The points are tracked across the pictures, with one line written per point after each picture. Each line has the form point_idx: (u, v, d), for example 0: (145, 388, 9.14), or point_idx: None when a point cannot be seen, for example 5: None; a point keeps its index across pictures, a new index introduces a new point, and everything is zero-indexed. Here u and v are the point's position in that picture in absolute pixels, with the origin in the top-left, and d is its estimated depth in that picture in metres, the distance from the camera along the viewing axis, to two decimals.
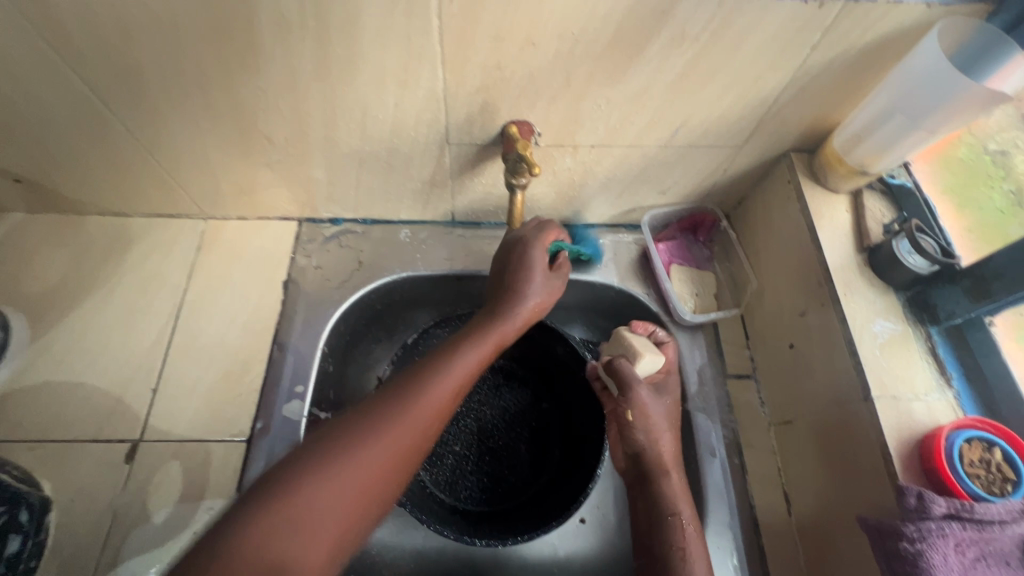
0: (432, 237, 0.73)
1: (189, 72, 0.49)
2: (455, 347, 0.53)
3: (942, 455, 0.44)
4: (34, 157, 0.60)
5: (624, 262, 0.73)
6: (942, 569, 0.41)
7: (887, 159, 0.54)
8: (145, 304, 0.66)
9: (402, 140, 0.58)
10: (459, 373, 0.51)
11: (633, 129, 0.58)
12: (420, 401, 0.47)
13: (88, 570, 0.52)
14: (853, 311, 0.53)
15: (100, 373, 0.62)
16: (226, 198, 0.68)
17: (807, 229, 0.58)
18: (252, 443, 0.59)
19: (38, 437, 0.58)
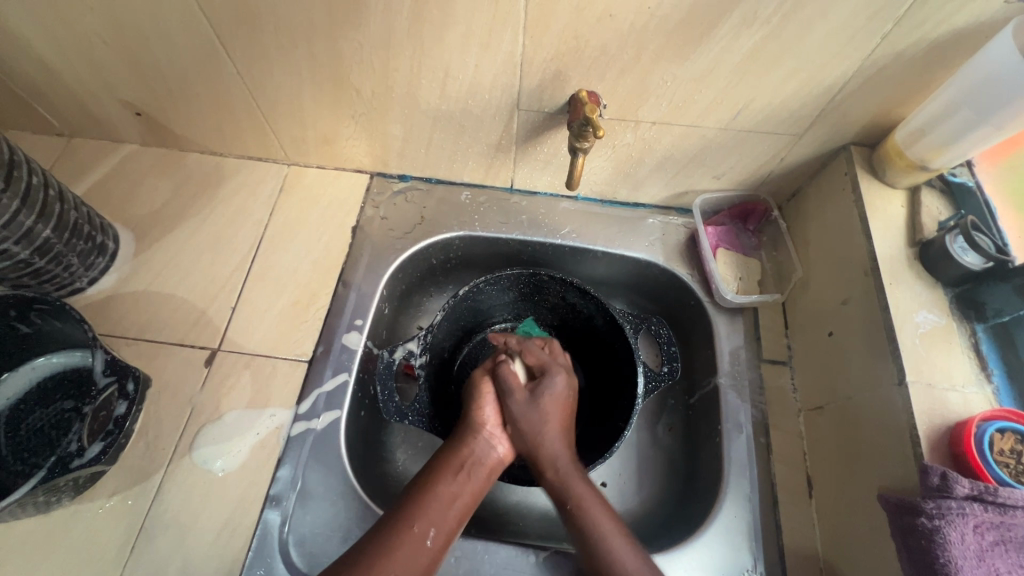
0: (490, 201, 0.78)
1: (300, 22, 0.55)
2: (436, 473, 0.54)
3: (970, 441, 0.45)
4: (155, 93, 0.68)
5: (671, 242, 0.76)
6: (957, 546, 0.42)
7: (949, 154, 0.54)
8: (231, 233, 0.74)
9: (477, 101, 0.63)
10: (459, 485, 0.53)
11: (694, 108, 0.60)
12: (419, 517, 0.50)
13: (167, 451, 0.60)
14: (897, 300, 0.54)
15: (189, 288, 0.70)
16: (310, 145, 0.74)
17: (859, 219, 0.59)
18: (313, 364, 0.65)
19: (136, 335, 0.66)
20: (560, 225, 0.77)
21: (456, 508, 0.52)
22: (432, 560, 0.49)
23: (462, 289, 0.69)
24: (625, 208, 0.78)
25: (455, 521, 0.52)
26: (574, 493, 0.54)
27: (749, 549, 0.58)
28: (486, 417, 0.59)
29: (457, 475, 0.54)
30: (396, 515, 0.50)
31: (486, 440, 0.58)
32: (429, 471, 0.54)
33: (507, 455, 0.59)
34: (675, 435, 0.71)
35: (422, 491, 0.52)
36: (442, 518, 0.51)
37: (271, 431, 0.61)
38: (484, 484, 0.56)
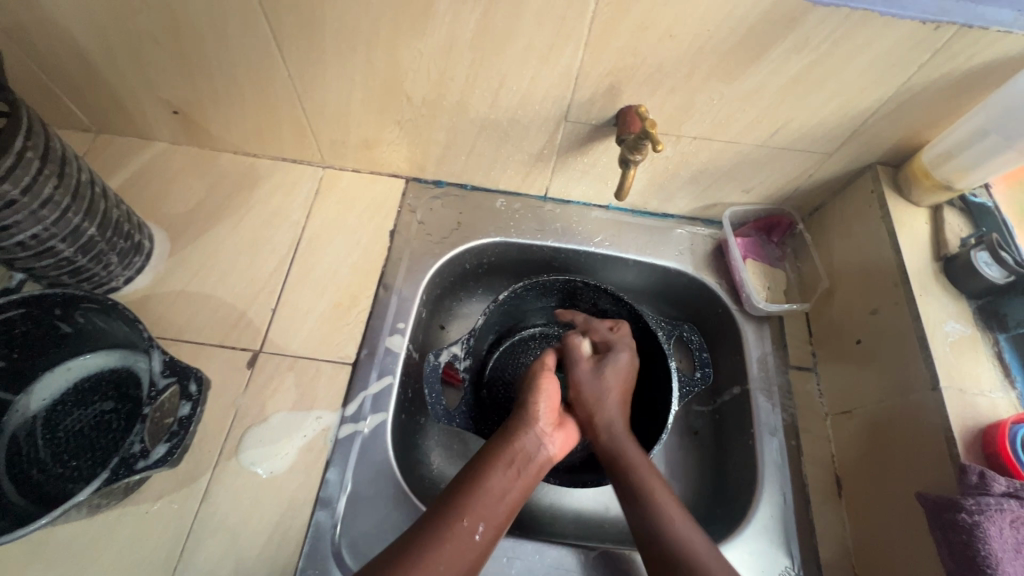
0: (525, 209, 0.79)
1: (363, 29, 0.56)
2: (491, 463, 0.53)
3: (1006, 442, 0.48)
4: (196, 93, 0.68)
5: (699, 252, 0.78)
6: (997, 540, 0.45)
7: (971, 177, 0.59)
8: (269, 234, 0.74)
9: (526, 112, 0.64)
10: (509, 480, 0.53)
11: (735, 126, 0.63)
12: (474, 505, 0.50)
13: (213, 453, 0.59)
14: (927, 311, 0.57)
15: (228, 289, 0.69)
16: (350, 149, 0.75)
17: (888, 234, 0.63)
18: (357, 367, 0.65)
19: (175, 336, 0.65)
20: (593, 233, 0.79)
21: (508, 503, 0.52)
22: (480, 555, 0.49)
23: (502, 294, 0.71)
24: (655, 219, 0.81)
25: (504, 516, 0.51)
26: (639, 465, 0.57)
27: (786, 549, 0.60)
28: (538, 412, 0.58)
29: (509, 469, 0.53)
30: (446, 508, 0.49)
31: (538, 435, 0.56)
32: (481, 465, 0.53)
33: (557, 454, 0.58)
34: (704, 438, 0.74)
35: (472, 484, 0.51)
36: (493, 513, 0.50)
37: (317, 433, 0.61)
38: (533, 481, 0.55)
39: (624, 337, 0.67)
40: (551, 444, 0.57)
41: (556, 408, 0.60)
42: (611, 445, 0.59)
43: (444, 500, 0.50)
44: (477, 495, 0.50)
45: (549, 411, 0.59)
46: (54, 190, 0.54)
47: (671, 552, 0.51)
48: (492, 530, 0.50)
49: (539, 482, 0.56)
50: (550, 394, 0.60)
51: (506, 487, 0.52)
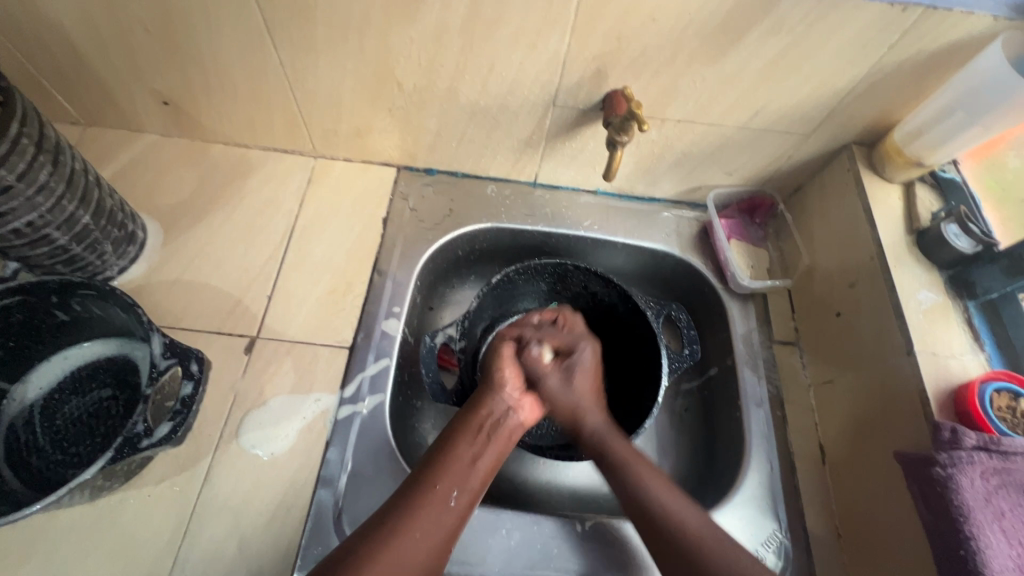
0: (515, 195, 0.81)
1: (354, 15, 0.57)
2: (460, 432, 0.55)
3: (975, 400, 0.51)
4: (187, 83, 0.68)
5: (685, 234, 0.81)
6: (968, 490, 0.47)
7: (940, 153, 0.62)
8: (262, 223, 0.74)
9: (515, 98, 0.66)
10: (483, 447, 0.54)
11: (717, 109, 0.65)
12: (446, 469, 0.51)
13: (213, 437, 0.60)
14: (901, 281, 0.60)
15: (223, 277, 0.70)
16: (341, 138, 0.76)
17: (864, 210, 0.66)
18: (354, 350, 0.67)
19: (171, 324, 0.66)
20: (582, 218, 0.80)
21: (480, 468, 0.53)
22: (457, 520, 0.49)
23: (495, 277, 0.72)
24: (641, 203, 0.83)
25: (479, 480, 0.52)
26: (614, 442, 0.59)
27: (773, 514, 0.62)
28: (505, 378, 0.60)
29: (478, 436, 0.55)
30: (419, 476, 0.51)
31: (506, 402, 0.59)
32: (451, 434, 0.55)
33: (529, 419, 0.60)
34: (694, 413, 0.76)
35: (443, 450, 0.53)
36: (469, 478, 0.52)
37: (317, 415, 0.62)
38: (504, 446, 0.56)
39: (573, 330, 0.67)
40: (522, 410, 0.59)
41: (523, 375, 0.63)
42: (596, 442, 0.59)
43: (419, 468, 0.52)
44: (447, 461, 0.52)
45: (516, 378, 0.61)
46: (48, 176, 0.54)
47: (649, 510, 0.53)
48: (467, 495, 0.51)
49: (510, 448, 0.57)
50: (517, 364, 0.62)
51: (474, 454, 0.53)
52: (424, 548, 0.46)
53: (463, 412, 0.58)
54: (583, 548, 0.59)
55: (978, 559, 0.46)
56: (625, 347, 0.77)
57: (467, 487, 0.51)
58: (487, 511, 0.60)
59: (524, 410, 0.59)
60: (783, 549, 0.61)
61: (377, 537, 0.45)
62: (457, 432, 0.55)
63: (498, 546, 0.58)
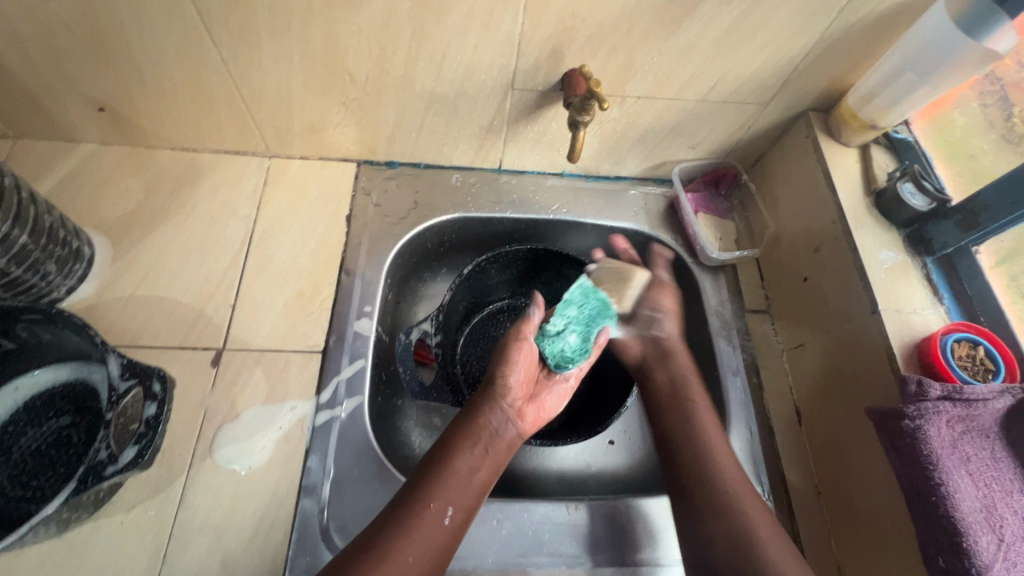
0: (481, 182, 0.80)
1: (297, 5, 0.54)
2: (459, 445, 0.54)
3: (937, 351, 0.53)
4: (123, 87, 0.64)
5: (653, 211, 0.81)
6: (936, 439, 0.49)
7: (892, 115, 0.64)
8: (219, 230, 0.71)
9: (473, 82, 0.64)
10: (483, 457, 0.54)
11: (676, 82, 0.65)
12: (445, 485, 0.51)
13: (186, 456, 0.57)
14: (863, 243, 0.62)
15: (182, 289, 0.66)
16: (295, 135, 0.73)
17: (823, 175, 0.67)
18: (327, 354, 0.65)
19: (130, 341, 0.63)
20: (550, 201, 0.80)
21: (477, 481, 0.53)
22: (453, 536, 0.49)
23: (466, 267, 0.72)
24: (609, 182, 0.82)
25: (476, 493, 0.52)
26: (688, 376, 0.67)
27: (756, 478, 0.64)
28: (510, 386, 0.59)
29: (477, 447, 0.54)
30: (414, 491, 0.50)
31: (505, 413, 0.58)
32: (448, 446, 0.54)
33: (525, 430, 0.60)
34: None
35: (440, 464, 0.52)
36: (469, 487, 0.52)
37: (294, 424, 0.60)
38: (502, 457, 0.56)
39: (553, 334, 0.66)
40: (521, 420, 0.59)
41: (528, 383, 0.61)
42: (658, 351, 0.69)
43: (416, 479, 0.51)
44: (445, 476, 0.51)
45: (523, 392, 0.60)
46: None
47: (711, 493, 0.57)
48: (465, 512, 0.50)
49: (508, 458, 0.57)
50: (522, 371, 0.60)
51: (471, 469, 0.53)
52: (422, 565, 0.46)
53: (463, 420, 0.56)
54: (575, 529, 0.60)
55: (948, 503, 0.47)
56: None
57: (464, 502, 0.51)
58: None
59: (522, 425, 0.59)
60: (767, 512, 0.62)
61: (370, 556, 0.45)
62: (455, 443, 0.54)
63: (490, 537, 0.58)
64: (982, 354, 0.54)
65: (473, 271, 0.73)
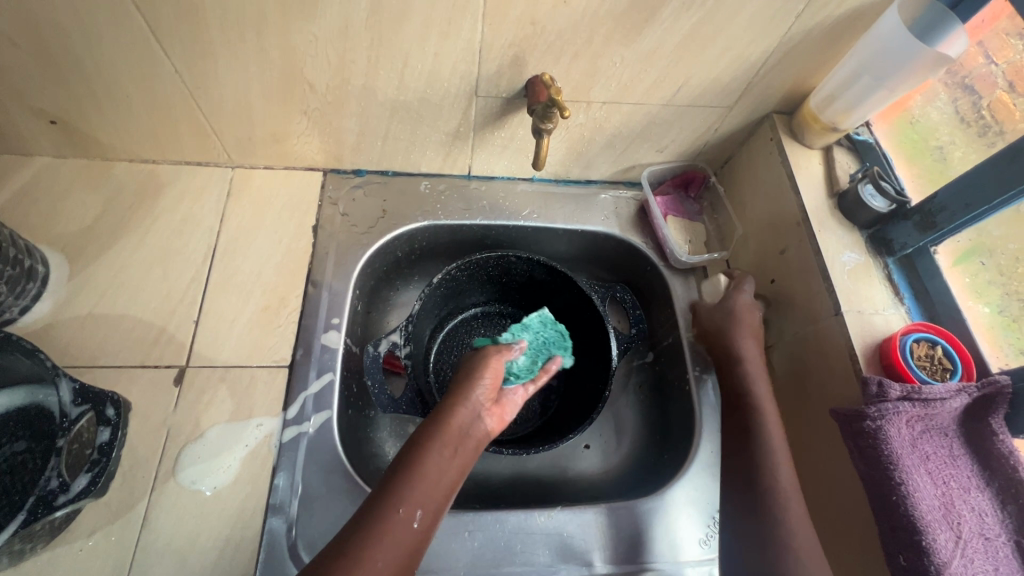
0: (450, 189, 0.79)
1: (250, 16, 0.53)
2: (425, 446, 0.49)
3: (897, 352, 0.54)
4: (74, 100, 0.62)
5: (623, 214, 0.81)
6: (896, 439, 0.50)
7: (853, 117, 0.64)
8: (181, 243, 0.69)
9: (436, 90, 0.63)
10: (450, 458, 0.49)
11: (641, 88, 0.65)
12: (410, 492, 0.46)
13: (149, 478, 0.56)
14: (826, 244, 0.62)
15: (142, 306, 0.65)
16: (258, 145, 0.71)
17: (788, 178, 0.68)
18: (294, 369, 0.64)
19: (87, 362, 0.61)
20: (520, 207, 0.79)
21: (445, 483, 0.49)
22: (421, 542, 0.46)
23: (437, 276, 0.71)
24: (579, 186, 0.82)
25: (444, 496, 0.48)
26: (754, 385, 0.62)
27: None
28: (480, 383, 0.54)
29: (444, 449, 0.50)
30: (378, 499, 0.46)
31: (474, 409, 0.53)
32: (413, 448, 0.49)
33: (495, 426, 0.54)
34: (648, 390, 0.77)
35: (405, 468, 0.48)
36: (433, 492, 0.48)
37: (260, 441, 0.59)
38: (471, 456, 0.52)
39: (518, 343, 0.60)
40: (490, 416, 0.54)
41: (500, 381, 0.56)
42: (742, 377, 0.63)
43: (380, 484, 0.47)
44: (410, 483, 0.47)
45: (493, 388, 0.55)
46: None
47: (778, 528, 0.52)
48: (430, 517, 0.47)
49: (478, 456, 0.53)
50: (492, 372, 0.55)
51: (438, 473, 0.48)
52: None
53: (430, 420, 0.51)
54: (548, 537, 0.60)
55: (908, 502, 0.48)
56: (574, 333, 0.77)
57: (430, 508, 0.47)
58: (446, 515, 0.59)
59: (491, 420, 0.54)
60: None
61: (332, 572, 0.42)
62: (421, 445, 0.49)
63: (461, 549, 0.58)
64: (941, 354, 0.55)
65: (444, 280, 0.72)
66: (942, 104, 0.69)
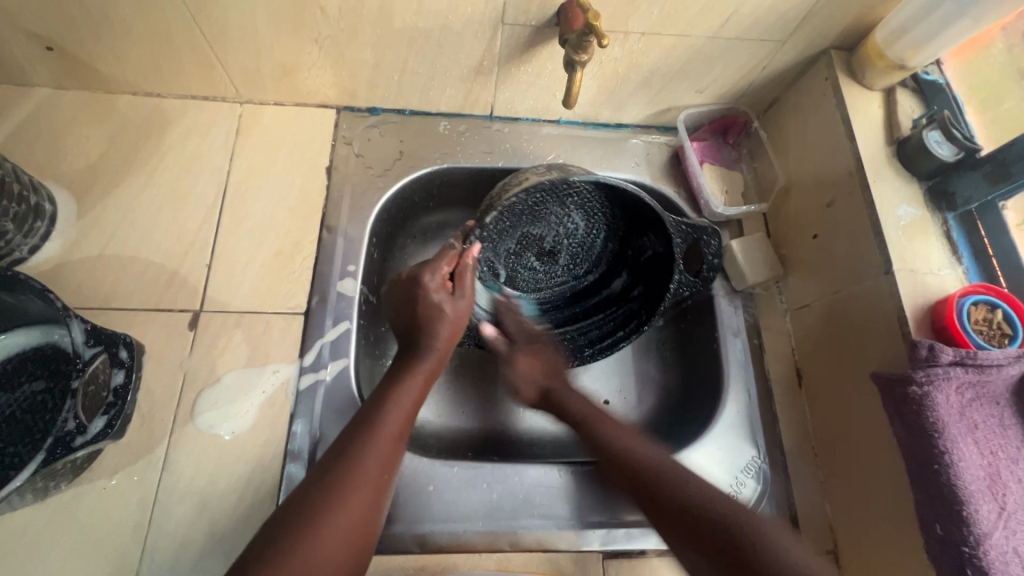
0: (471, 130, 0.74)
1: None
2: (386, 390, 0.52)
3: (955, 316, 0.49)
4: (68, 25, 0.57)
5: (656, 161, 0.76)
6: (944, 407, 0.47)
7: (923, 54, 0.57)
8: (191, 183, 0.66)
9: (458, 16, 0.58)
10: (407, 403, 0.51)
11: (685, 16, 0.58)
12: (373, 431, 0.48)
13: (167, 422, 0.56)
14: (881, 197, 0.57)
15: (154, 248, 0.63)
16: (267, 79, 0.67)
17: (842, 123, 0.62)
18: (310, 315, 0.62)
19: (101, 304, 0.60)
20: (545, 151, 0.74)
21: (399, 412, 0.50)
22: (375, 491, 0.45)
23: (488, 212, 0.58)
24: (609, 130, 0.77)
25: (399, 425, 0.50)
26: (574, 403, 0.60)
27: (752, 441, 0.63)
28: (437, 332, 0.56)
29: (396, 388, 0.52)
30: (346, 446, 0.47)
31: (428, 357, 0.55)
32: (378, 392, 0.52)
33: (433, 368, 0.55)
34: (672, 347, 0.74)
35: (370, 419, 0.49)
36: (393, 424, 0.49)
37: (277, 388, 0.58)
38: (420, 395, 0.53)
39: (466, 291, 0.58)
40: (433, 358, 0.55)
41: (457, 329, 0.57)
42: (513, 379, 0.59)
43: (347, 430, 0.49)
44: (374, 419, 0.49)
45: (450, 338, 0.57)
46: None
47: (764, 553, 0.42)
48: (386, 454, 0.48)
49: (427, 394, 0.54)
50: (450, 319, 0.57)
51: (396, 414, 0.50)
52: (346, 521, 0.43)
53: (396, 365, 0.55)
54: (566, 492, 0.59)
55: (951, 472, 0.46)
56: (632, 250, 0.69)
57: (383, 455, 0.47)
58: (466, 466, 0.59)
59: (441, 369, 0.57)
60: (762, 473, 0.62)
61: (306, 512, 0.42)
62: (384, 389, 0.52)
63: (479, 499, 0.57)
64: (1001, 318, 0.51)
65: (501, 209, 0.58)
66: (997, 57, 0.64)
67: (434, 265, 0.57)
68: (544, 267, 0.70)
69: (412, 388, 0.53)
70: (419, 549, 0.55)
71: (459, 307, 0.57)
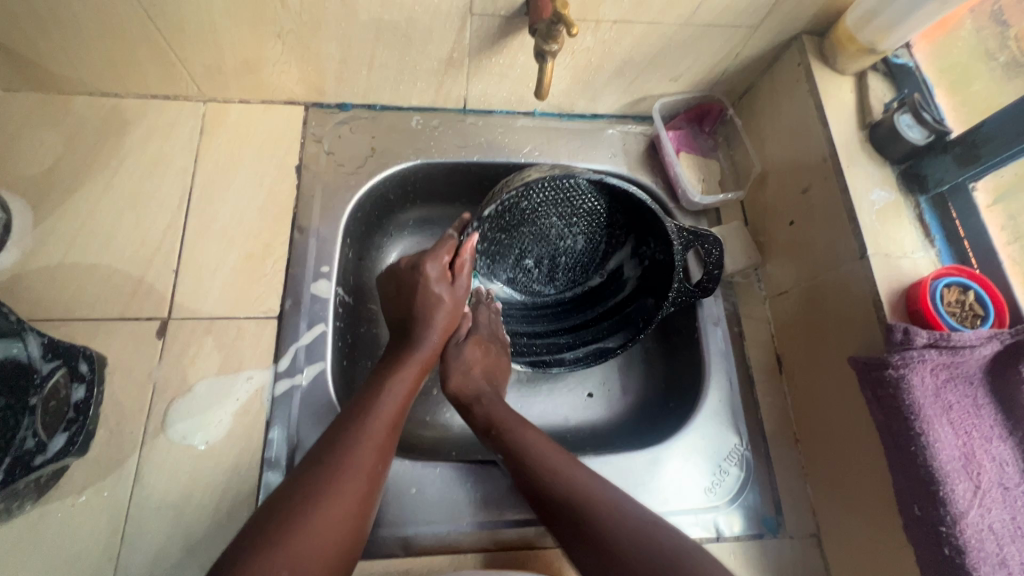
0: (444, 124, 0.72)
1: None
2: (381, 381, 0.53)
3: (928, 299, 0.50)
4: (13, 24, 0.54)
5: (633, 152, 0.75)
6: (919, 388, 0.47)
7: (893, 37, 0.57)
8: (154, 186, 0.64)
9: (425, 8, 0.56)
10: (403, 391, 0.53)
11: (656, 4, 0.57)
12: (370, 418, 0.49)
13: (136, 434, 0.54)
14: (855, 182, 0.57)
15: (116, 255, 0.60)
16: (230, 75, 0.64)
17: (816, 108, 0.61)
18: (284, 319, 0.60)
19: (62, 315, 0.57)
20: (520, 144, 0.73)
21: (395, 401, 0.52)
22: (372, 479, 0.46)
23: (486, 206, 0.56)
24: (584, 121, 0.76)
25: (396, 414, 0.51)
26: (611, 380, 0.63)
27: (733, 428, 0.63)
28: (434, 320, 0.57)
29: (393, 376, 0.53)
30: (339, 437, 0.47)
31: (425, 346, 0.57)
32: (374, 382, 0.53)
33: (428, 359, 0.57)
34: (654, 337, 0.74)
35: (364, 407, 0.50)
36: (386, 415, 0.50)
37: (251, 395, 0.57)
38: (414, 384, 0.55)
39: (463, 281, 0.59)
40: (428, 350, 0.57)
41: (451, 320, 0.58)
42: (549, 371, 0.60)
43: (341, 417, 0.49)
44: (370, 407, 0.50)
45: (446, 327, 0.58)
46: None
47: None
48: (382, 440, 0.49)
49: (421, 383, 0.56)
50: (445, 309, 0.58)
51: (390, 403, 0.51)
52: (349, 501, 0.43)
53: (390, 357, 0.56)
54: None
55: (928, 453, 0.46)
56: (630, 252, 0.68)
57: (379, 441, 0.48)
58: (448, 466, 0.58)
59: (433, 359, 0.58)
60: (744, 460, 0.62)
61: (303, 494, 0.42)
62: (379, 380, 0.53)
63: (462, 499, 0.57)
64: (972, 299, 0.52)
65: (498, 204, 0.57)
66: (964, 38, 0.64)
67: (435, 254, 0.57)
68: (543, 273, 0.70)
69: (410, 377, 0.54)
70: (402, 552, 0.54)
71: (455, 294, 0.58)
